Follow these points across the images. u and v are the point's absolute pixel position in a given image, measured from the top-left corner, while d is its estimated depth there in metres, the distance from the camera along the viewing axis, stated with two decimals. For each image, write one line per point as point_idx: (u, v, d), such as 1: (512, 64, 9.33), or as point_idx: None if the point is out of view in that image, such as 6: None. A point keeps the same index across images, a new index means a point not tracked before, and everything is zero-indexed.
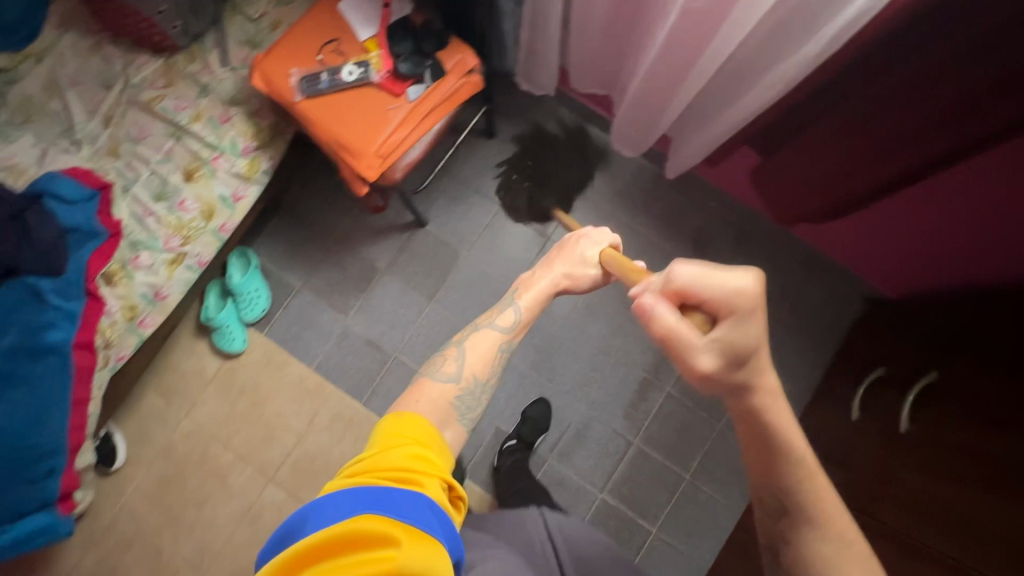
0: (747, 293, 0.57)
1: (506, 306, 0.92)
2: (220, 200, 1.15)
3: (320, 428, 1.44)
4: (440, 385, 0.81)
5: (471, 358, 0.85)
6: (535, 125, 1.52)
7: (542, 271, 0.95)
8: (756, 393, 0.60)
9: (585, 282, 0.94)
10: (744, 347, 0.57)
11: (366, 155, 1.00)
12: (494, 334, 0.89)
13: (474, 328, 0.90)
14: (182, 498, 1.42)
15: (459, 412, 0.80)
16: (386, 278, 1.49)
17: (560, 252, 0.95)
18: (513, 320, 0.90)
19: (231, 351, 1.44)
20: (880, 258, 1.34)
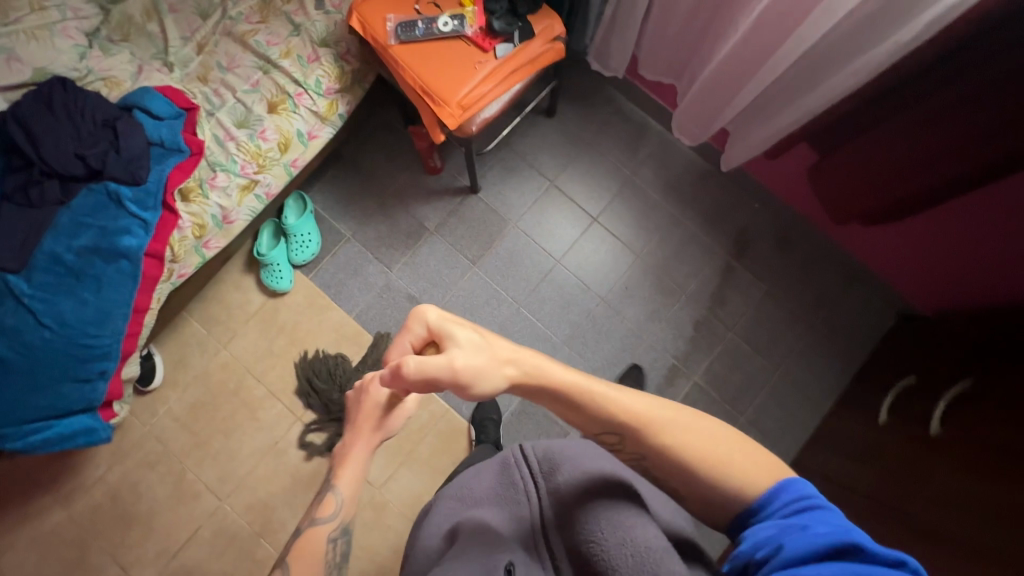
0: (427, 315, 0.67)
1: (327, 488, 0.75)
2: (297, 135, 1.20)
3: (353, 374, 1.48)
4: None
5: (296, 572, 0.69)
6: (594, 110, 1.58)
7: (350, 438, 0.74)
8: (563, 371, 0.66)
9: (392, 426, 0.74)
10: (472, 339, 0.65)
11: (450, 103, 1.05)
12: (323, 530, 0.73)
13: (298, 531, 0.74)
14: (211, 426, 1.46)
15: None
16: (432, 239, 1.53)
17: (357, 410, 0.74)
18: (335, 503, 0.73)
19: (277, 290, 1.48)
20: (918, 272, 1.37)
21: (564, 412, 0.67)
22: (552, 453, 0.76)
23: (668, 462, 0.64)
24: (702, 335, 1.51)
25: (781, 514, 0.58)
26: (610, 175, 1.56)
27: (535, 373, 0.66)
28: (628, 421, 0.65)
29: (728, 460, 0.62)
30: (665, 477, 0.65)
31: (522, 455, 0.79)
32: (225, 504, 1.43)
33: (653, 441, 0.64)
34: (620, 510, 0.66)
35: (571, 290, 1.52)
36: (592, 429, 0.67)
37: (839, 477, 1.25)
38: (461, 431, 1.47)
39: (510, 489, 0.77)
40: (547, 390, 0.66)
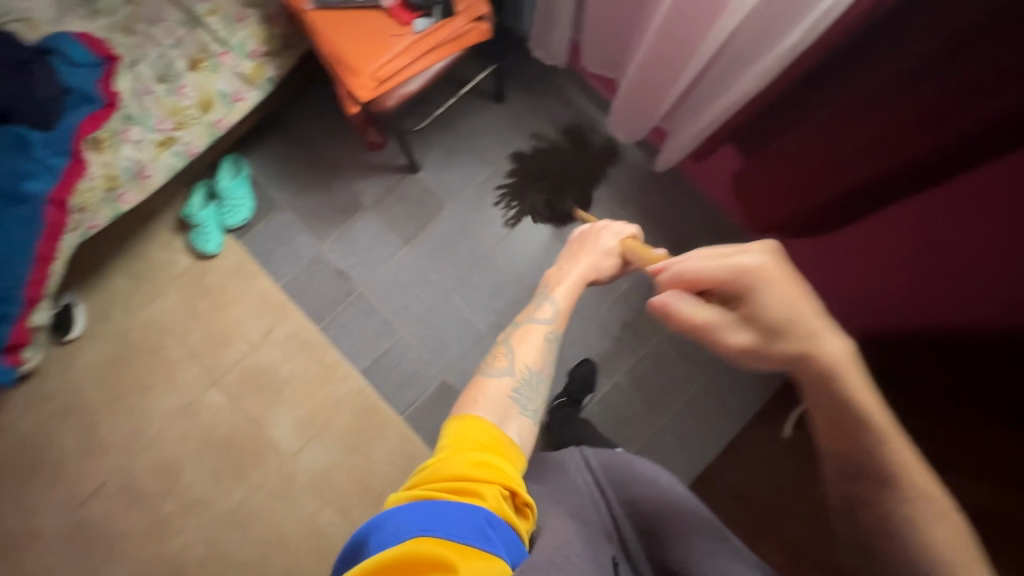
0: (761, 263, 0.56)
1: (543, 299, 0.90)
2: (219, 95, 1.19)
3: (274, 343, 1.47)
4: (496, 379, 0.77)
5: (522, 349, 0.82)
6: (544, 99, 1.55)
7: (567, 266, 0.97)
8: (819, 346, 0.53)
9: (603, 271, 0.98)
10: (766, 307, 0.55)
11: (364, 74, 1.03)
12: (540, 327, 0.86)
13: (517, 325, 0.87)
14: (126, 382, 1.45)
15: (520, 403, 0.75)
16: (368, 214, 1.52)
17: (583, 246, 0.98)
18: (553, 311, 0.88)
19: (205, 252, 1.47)
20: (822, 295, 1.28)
21: (822, 419, 0.55)
22: (615, 465, 0.82)
23: (887, 513, 0.52)
24: (629, 335, 1.49)
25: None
26: None
27: (830, 374, 0.53)
28: (907, 483, 0.52)
29: (960, 565, 0.48)
30: (869, 526, 0.54)
31: (585, 461, 0.84)
32: (133, 460, 1.42)
33: (898, 496, 0.52)
34: (710, 542, 0.72)
35: (501, 279, 1.50)
36: (827, 444, 0.56)
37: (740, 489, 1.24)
38: (376, 410, 1.45)
39: (571, 486, 0.79)
40: (823, 390, 0.53)
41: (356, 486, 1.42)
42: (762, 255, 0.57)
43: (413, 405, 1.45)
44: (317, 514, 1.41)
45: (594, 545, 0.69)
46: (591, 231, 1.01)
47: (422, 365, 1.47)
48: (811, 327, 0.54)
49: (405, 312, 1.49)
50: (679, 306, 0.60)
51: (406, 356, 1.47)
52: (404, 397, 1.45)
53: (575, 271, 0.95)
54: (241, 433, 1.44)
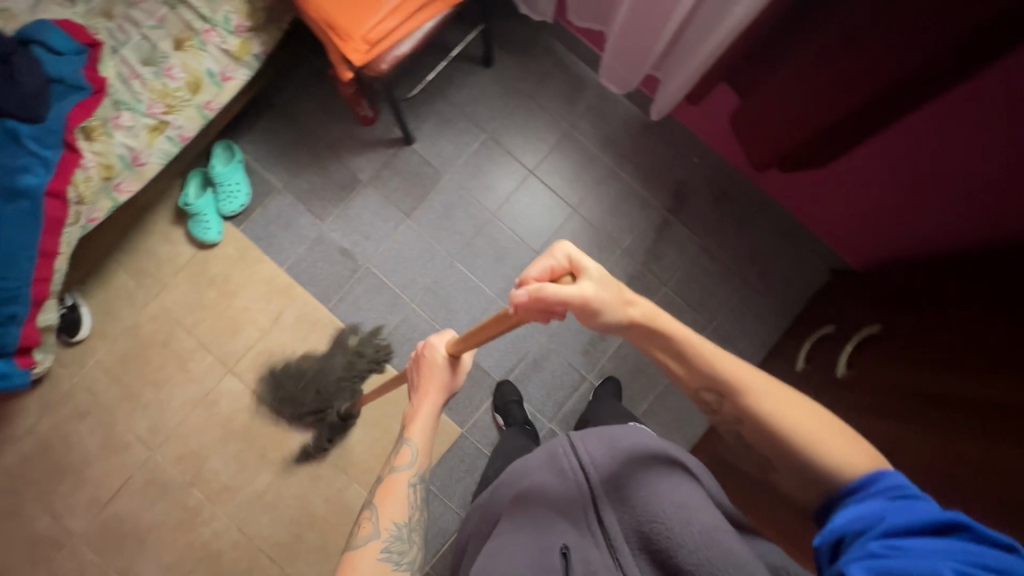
0: (557, 250, 0.70)
1: (401, 442, 0.86)
2: (208, 75, 1.17)
3: (285, 326, 1.47)
4: (369, 545, 0.75)
5: (386, 512, 0.79)
6: (533, 60, 1.54)
7: (420, 399, 0.91)
8: (631, 305, 0.67)
9: (452, 381, 0.93)
10: (592, 274, 0.67)
11: (355, 38, 1.03)
12: (402, 476, 0.83)
13: (381, 481, 0.84)
14: (141, 378, 1.45)
15: (393, 565, 0.74)
16: (366, 191, 1.51)
17: (426, 377, 0.92)
18: (411, 453, 0.85)
19: (206, 241, 1.46)
20: (861, 224, 1.34)
21: (706, 391, 0.66)
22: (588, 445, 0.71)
23: (774, 438, 0.61)
24: (637, 290, 1.51)
25: (887, 496, 0.53)
26: (547, 127, 1.54)
27: (663, 325, 0.66)
28: (775, 399, 0.61)
29: (831, 448, 0.58)
30: (762, 446, 0.63)
31: (569, 446, 0.72)
32: (156, 454, 1.43)
33: (765, 413, 0.61)
34: (702, 514, 0.59)
35: (505, 244, 1.52)
36: (696, 385, 0.66)
37: None
38: (394, 383, 1.46)
39: (543, 486, 0.70)
40: (665, 340, 0.66)
41: (380, 460, 1.43)
42: (566, 255, 0.69)
43: None
44: (344, 490, 1.42)
45: (536, 551, 0.61)
46: (423, 346, 0.95)
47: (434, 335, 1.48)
48: (624, 291, 0.67)
49: (412, 284, 1.50)
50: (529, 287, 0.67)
51: (417, 327, 1.48)
52: None
53: (440, 353, 0.93)
54: (262, 417, 1.44)
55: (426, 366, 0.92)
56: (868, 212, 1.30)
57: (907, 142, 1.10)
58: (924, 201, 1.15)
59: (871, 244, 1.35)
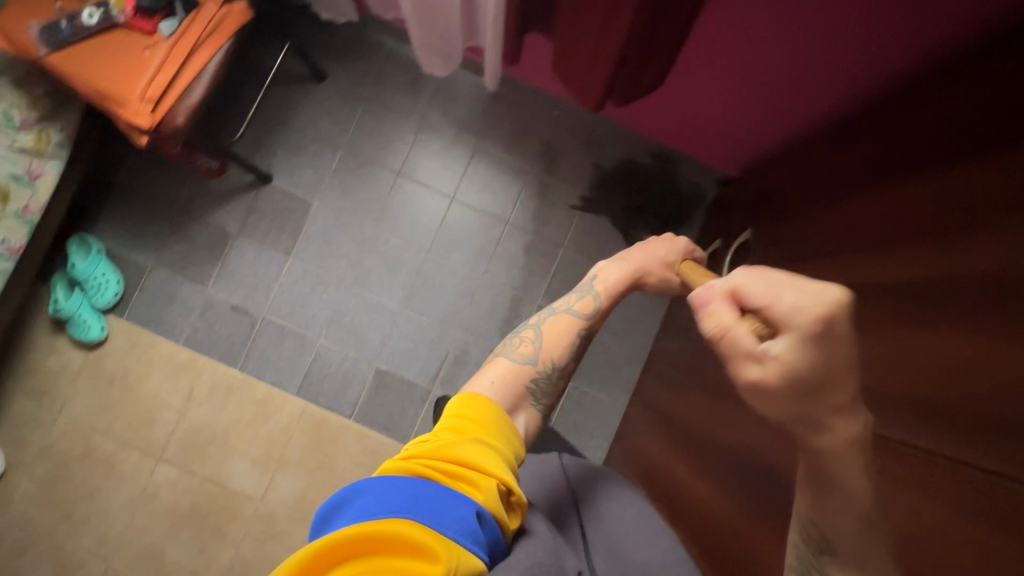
0: (820, 297, 0.45)
1: (586, 292, 0.86)
2: (13, 179, 1.11)
3: (200, 400, 1.43)
4: (515, 366, 0.78)
5: (551, 345, 0.81)
6: (365, 61, 1.47)
7: (625, 261, 0.87)
8: (826, 433, 0.47)
9: (673, 286, 0.85)
10: (789, 370, 0.46)
11: (133, 101, 0.96)
12: (574, 321, 0.84)
13: (552, 311, 0.85)
14: (71, 494, 1.40)
15: (534, 397, 0.77)
16: (238, 243, 1.45)
17: (653, 242, 0.87)
18: (594, 308, 0.84)
19: (91, 340, 1.40)
20: (721, 134, 1.31)
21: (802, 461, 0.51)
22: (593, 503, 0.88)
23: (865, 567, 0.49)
24: (536, 258, 1.48)
25: None
26: (400, 124, 1.48)
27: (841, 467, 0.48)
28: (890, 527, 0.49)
29: None
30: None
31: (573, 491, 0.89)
32: (111, 564, 1.39)
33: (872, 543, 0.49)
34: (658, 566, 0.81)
35: (393, 253, 1.47)
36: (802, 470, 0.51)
37: (673, 356, 1.27)
38: (324, 423, 1.44)
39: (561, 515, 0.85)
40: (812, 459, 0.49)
41: None
42: (795, 317, 0.46)
43: (358, 404, 1.45)
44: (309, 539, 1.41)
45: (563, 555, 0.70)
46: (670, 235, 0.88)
47: (351, 364, 1.45)
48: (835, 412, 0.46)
49: (313, 321, 1.45)
50: (712, 315, 0.52)
51: (333, 361, 1.45)
52: (347, 400, 1.44)
53: (623, 273, 0.85)
54: (205, 495, 1.42)
55: (642, 245, 0.87)
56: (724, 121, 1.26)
57: (741, 46, 1.01)
58: (767, 98, 1.10)
59: (735, 149, 1.33)
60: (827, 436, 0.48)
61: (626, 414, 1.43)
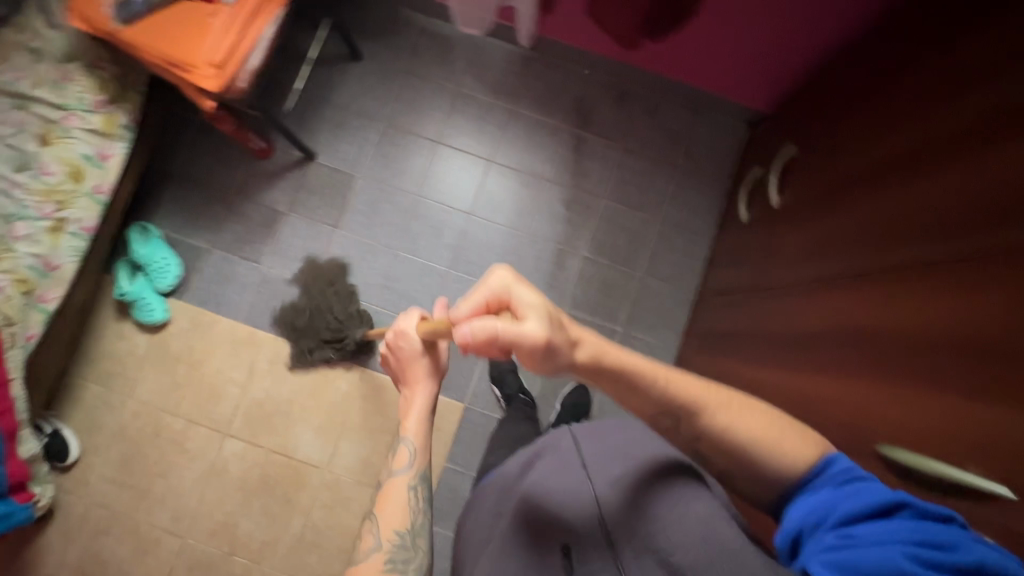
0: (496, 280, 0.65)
1: (397, 442, 0.85)
2: (85, 159, 1.16)
3: (262, 374, 1.47)
4: (382, 558, 0.76)
5: (387, 519, 0.79)
6: (398, 39, 1.54)
7: (408, 392, 0.88)
8: (578, 346, 0.64)
9: (438, 364, 0.88)
10: (535, 312, 0.62)
11: (200, 64, 1.02)
12: (400, 479, 0.83)
13: (382, 484, 0.84)
14: (145, 474, 1.44)
15: (399, 571, 0.76)
16: (289, 219, 1.51)
17: (404, 368, 0.87)
18: (408, 455, 0.84)
19: (156, 322, 1.45)
20: (750, 71, 1.35)
21: (661, 418, 0.68)
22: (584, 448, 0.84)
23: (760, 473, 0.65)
24: (577, 212, 1.52)
25: (836, 483, 0.60)
26: (436, 95, 1.54)
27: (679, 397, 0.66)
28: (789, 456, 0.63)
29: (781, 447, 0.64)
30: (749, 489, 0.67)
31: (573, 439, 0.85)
32: (187, 539, 1.42)
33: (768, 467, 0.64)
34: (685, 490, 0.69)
35: (438, 217, 1.52)
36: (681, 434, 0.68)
37: (725, 286, 1.29)
38: (385, 387, 1.46)
39: (563, 462, 0.82)
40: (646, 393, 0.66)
41: None
42: (495, 289, 0.65)
43: None
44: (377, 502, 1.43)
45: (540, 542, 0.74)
46: (393, 337, 0.87)
47: None
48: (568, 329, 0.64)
49: (366, 288, 1.49)
50: (475, 332, 0.60)
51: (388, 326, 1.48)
52: None
53: (424, 398, 0.87)
54: (274, 466, 1.44)
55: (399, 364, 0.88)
56: (754, 55, 1.30)
57: None
58: (797, 19, 1.15)
59: (765, 84, 1.37)
60: (577, 349, 0.64)
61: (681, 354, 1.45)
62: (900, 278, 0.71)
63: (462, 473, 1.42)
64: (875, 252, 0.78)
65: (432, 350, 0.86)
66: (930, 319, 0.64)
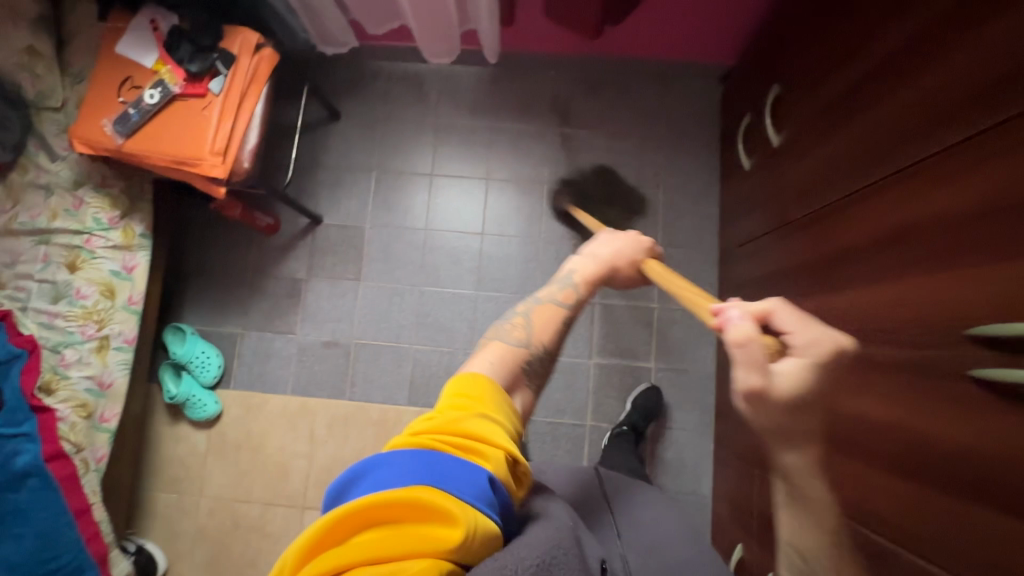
0: (829, 344, 0.79)
1: (567, 284, 0.86)
2: (114, 275, 1.20)
3: (323, 440, 1.47)
4: (510, 347, 0.74)
5: (539, 325, 0.78)
6: (370, 89, 1.60)
7: (590, 264, 0.94)
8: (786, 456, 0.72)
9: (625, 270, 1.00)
10: (802, 381, 0.69)
11: (206, 156, 1.06)
12: (559, 308, 0.81)
13: (534, 301, 0.82)
14: (234, 567, 1.44)
15: (528, 375, 0.74)
16: (313, 285, 1.54)
17: (619, 255, 0.98)
18: (573, 296, 0.84)
19: (211, 415, 1.47)
20: (710, 26, 1.40)
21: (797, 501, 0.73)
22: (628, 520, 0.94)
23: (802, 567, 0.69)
24: (582, 204, 1.55)
25: None
26: (419, 132, 1.59)
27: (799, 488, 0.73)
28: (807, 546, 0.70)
29: None
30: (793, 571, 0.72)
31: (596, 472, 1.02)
32: None
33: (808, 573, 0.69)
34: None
35: (452, 245, 1.55)
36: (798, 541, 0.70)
37: (744, 234, 1.31)
38: None
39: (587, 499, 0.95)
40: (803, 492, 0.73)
41: None
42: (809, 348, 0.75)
43: None
44: None
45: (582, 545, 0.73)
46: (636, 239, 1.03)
47: (449, 358, 1.50)
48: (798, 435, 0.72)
49: (402, 330, 1.52)
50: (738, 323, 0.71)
51: (432, 361, 1.50)
52: None
53: (593, 271, 0.91)
54: None
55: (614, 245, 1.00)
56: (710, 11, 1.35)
57: None
58: None
59: (727, 35, 1.41)
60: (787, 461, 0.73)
61: (720, 313, 1.46)
62: (913, 174, 0.73)
63: None
64: (871, 164, 0.82)
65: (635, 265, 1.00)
66: (954, 199, 0.66)
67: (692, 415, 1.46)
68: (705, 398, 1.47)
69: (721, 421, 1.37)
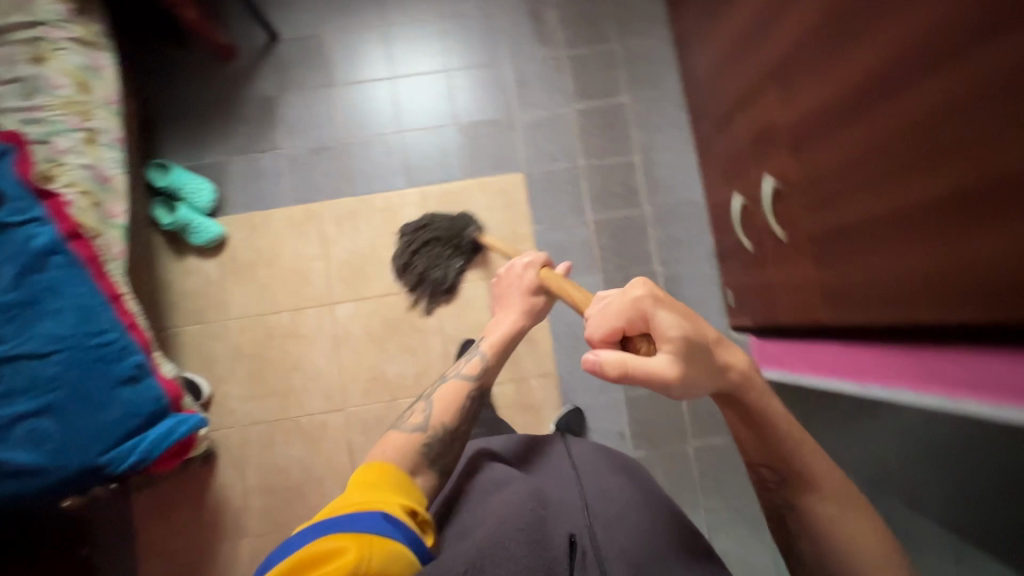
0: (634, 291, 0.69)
1: (475, 353, 1.08)
2: (84, 70, 1.19)
3: (335, 239, 1.50)
4: (410, 434, 0.94)
5: (441, 403, 0.99)
6: None
7: (501, 317, 1.14)
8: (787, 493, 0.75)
9: (530, 309, 1.13)
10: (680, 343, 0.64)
11: None
12: (465, 382, 1.03)
13: (444, 380, 1.05)
14: (279, 374, 1.46)
15: (428, 458, 0.92)
16: (286, 99, 1.54)
17: (506, 295, 1.16)
18: (479, 365, 1.05)
19: (217, 237, 1.46)
20: None
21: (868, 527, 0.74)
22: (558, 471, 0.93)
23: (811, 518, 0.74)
24: None
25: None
26: None
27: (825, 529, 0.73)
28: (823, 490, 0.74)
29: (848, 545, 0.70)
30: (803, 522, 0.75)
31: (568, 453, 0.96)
32: (349, 407, 1.46)
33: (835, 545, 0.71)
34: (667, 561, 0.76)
35: (412, 34, 1.58)
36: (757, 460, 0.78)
37: None
38: (449, 192, 1.52)
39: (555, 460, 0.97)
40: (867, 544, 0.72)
41: (496, 245, 1.51)
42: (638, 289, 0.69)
43: (465, 162, 1.54)
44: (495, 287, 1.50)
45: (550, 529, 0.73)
46: (507, 270, 1.19)
47: (438, 136, 1.55)
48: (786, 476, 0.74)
49: (385, 122, 1.55)
50: (609, 357, 0.61)
51: (422, 142, 1.54)
52: (452, 164, 1.54)
53: (503, 332, 1.10)
54: (390, 306, 1.49)
55: (506, 289, 1.17)
56: None
57: None
58: None
59: None
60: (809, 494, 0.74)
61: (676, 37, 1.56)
62: None
63: (552, 228, 1.53)
64: None
65: (535, 295, 1.13)
66: None
67: (672, 135, 1.56)
68: (680, 118, 1.57)
69: (699, 121, 1.48)
